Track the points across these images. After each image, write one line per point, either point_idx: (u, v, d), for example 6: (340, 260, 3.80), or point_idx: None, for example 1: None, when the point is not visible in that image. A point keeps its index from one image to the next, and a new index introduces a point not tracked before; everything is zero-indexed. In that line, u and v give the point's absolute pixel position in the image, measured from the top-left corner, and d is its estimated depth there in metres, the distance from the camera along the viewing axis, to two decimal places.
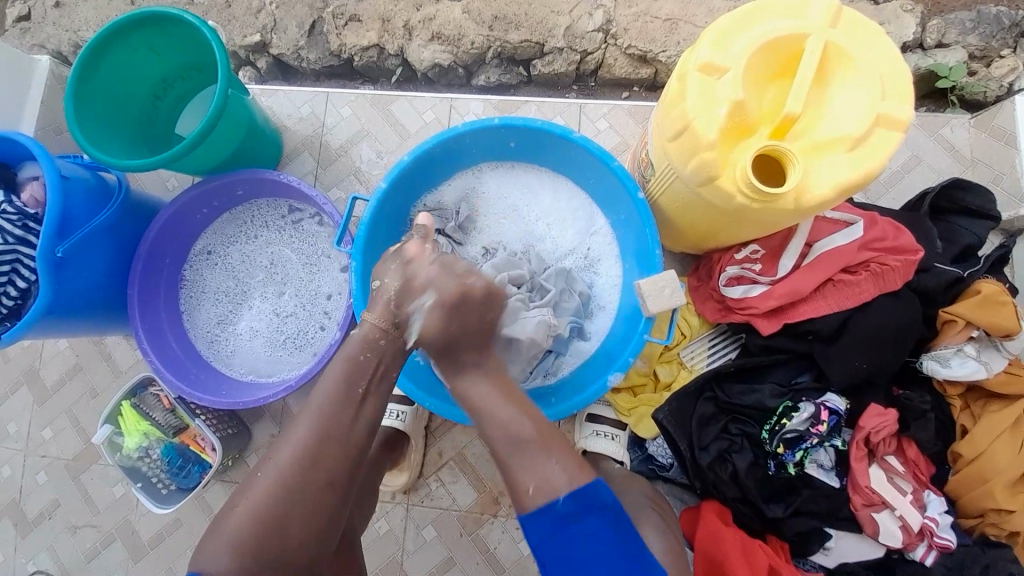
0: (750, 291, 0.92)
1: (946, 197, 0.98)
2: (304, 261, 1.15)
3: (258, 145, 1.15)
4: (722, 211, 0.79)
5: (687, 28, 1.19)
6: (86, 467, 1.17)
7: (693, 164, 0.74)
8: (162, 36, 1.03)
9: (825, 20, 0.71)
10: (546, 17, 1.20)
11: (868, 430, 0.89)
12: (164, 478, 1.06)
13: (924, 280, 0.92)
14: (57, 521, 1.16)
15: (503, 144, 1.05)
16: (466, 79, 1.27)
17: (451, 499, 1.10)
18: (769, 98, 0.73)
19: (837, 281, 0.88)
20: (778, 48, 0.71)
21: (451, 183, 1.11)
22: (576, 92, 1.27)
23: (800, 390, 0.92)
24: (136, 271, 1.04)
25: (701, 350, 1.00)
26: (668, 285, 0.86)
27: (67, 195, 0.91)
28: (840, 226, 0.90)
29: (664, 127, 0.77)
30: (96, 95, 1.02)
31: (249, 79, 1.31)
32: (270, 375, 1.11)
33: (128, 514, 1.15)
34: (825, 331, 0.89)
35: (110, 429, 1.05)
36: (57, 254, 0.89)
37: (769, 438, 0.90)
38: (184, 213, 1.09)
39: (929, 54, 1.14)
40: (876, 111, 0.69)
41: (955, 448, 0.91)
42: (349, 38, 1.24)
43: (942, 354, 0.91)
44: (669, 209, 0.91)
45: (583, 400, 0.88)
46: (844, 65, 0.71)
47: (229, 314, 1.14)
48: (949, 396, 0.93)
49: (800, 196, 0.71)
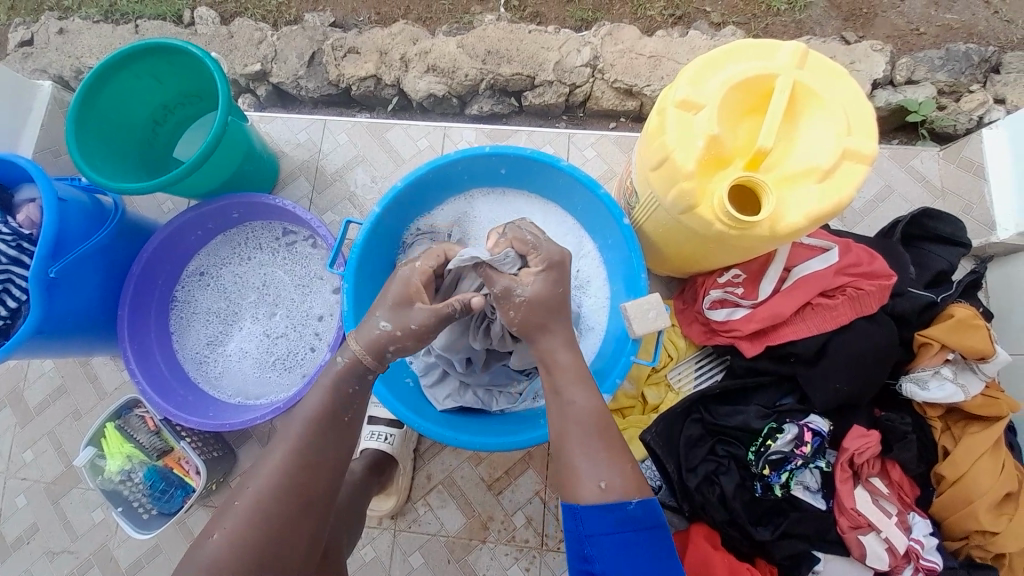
0: (733, 314, 0.95)
1: (918, 225, 1.02)
2: (296, 282, 1.16)
3: (255, 169, 1.17)
4: (702, 237, 0.82)
5: (670, 64, 1.25)
6: (64, 492, 1.14)
7: (674, 193, 0.78)
8: (165, 64, 1.07)
9: (794, 61, 0.76)
10: (536, 52, 1.27)
11: (852, 451, 0.90)
12: (145, 502, 1.03)
13: (899, 304, 0.95)
14: (32, 548, 1.12)
15: (494, 171, 1.08)
16: (459, 108, 1.32)
17: (439, 525, 1.09)
18: (743, 133, 0.77)
19: (815, 305, 0.91)
20: (751, 87, 0.76)
21: (444, 208, 1.14)
22: (565, 122, 1.32)
23: (785, 411, 0.93)
24: (127, 292, 1.04)
25: (688, 372, 1.02)
26: (653, 307, 0.89)
27: (63, 216, 0.92)
28: (816, 252, 0.94)
29: (646, 159, 0.82)
30: (98, 120, 1.05)
31: (248, 106, 1.36)
32: (258, 397, 1.10)
33: (105, 542, 1.12)
34: (806, 353, 0.92)
35: (93, 451, 1.02)
36: (49, 275, 0.89)
37: (756, 459, 0.91)
38: (178, 235, 1.10)
39: (899, 90, 1.21)
40: (842, 145, 0.74)
41: (937, 469, 0.92)
42: (348, 69, 1.29)
43: (920, 376, 0.93)
44: (654, 235, 0.94)
45: None
46: (812, 103, 0.76)
47: (219, 335, 1.14)
48: (929, 418, 0.95)
49: (775, 224, 0.75)
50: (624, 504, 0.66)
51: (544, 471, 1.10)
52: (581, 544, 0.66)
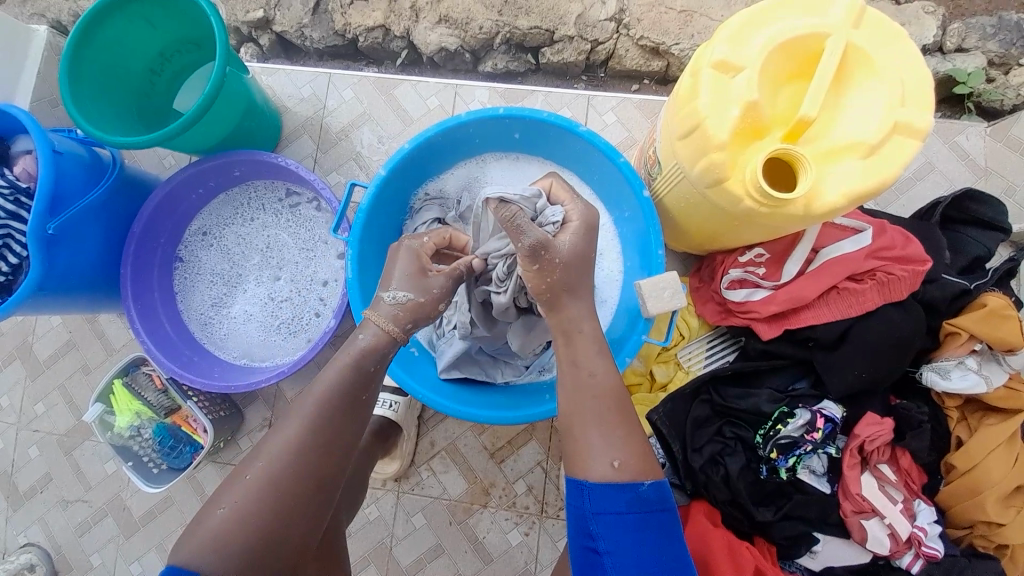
0: (752, 296, 0.91)
1: (957, 207, 0.96)
2: (300, 246, 1.13)
3: (257, 125, 1.12)
4: (729, 214, 0.77)
5: (702, 21, 1.15)
6: (78, 443, 1.17)
7: (702, 165, 0.72)
8: (161, 9, 1.00)
9: (848, 20, 0.68)
10: (557, 4, 1.17)
11: (863, 438, 0.89)
12: (155, 457, 1.06)
13: (929, 291, 0.91)
14: (49, 495, 1.16)
15: (507, 135, 1.02)
16: (472, 64, 1.24)
17: (442, 488, 1.10)
18: (784, 100, 0.70)
19: (841, 289, 0.87)
20: (797, 48, 0.69)
21: (454, 172, 1.08)
22: (584, 83, 1.24)
23: (797, 396, 0.91)
24: (130, 251, 1.02)
25: (699, 352, 0.99)
26: (669, 286, 0.85)
27: (60, 170, 0.89)
28: (849, 233, 0.88)
29: (674, 125, 0.76)
30: (93, 70, 0.99)
31: (251, 56, 1.28)
32: (263, 360, 1.10)
33: (119, 491, 1.16)
34: (826, 338, 0.88)
35: (101, 408, 1.03)
36: (48, 231, 0.88)
37: (763, 443, 0.89)
38: (179, 193, 1.07)
39: (948, 58, 1.11)
40: (894, 118, 0.67)
41: (948, 459, 0.91)
42: (354, 18, 1.20)
43: (943, 366, 0.90)
44: (675, 210, 0.89)
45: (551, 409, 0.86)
46: (863, 68, 0.69)
47: (224, 297, 1.13)
48: (947, 408, 0.92)
49: (810, 202, 0.69)
50: (636, 484, 0.62)
51: (547, 443, 1.10)
52: (586, 521, 0.63)
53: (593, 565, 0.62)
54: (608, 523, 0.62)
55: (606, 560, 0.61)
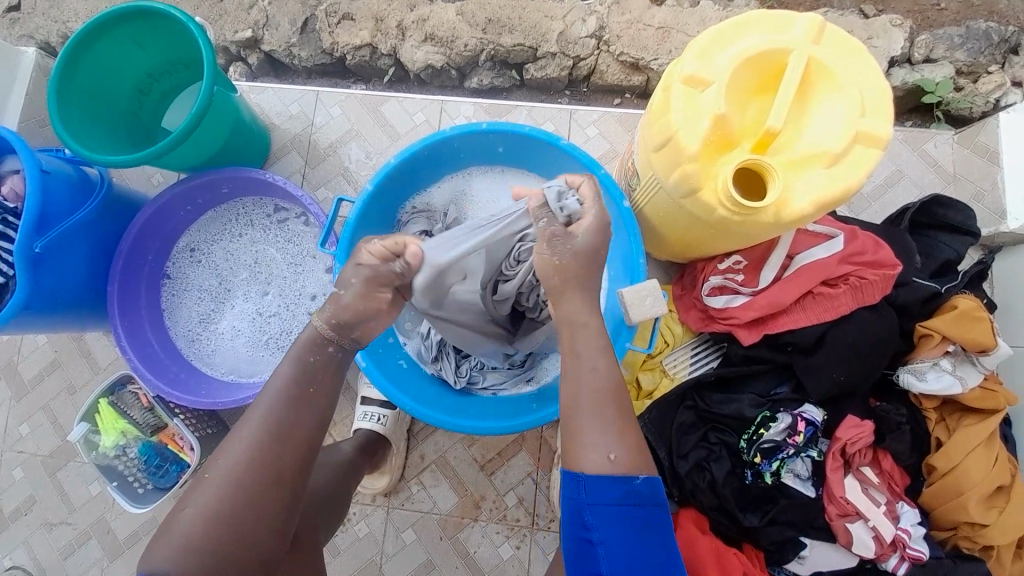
0: (732, 302, 0.93)
1: (926, 213, 0.99)
2: (288, 261, 1.14)
3: (245, 143, 1.14)
4: (704, 223, 0.79)
5: (679, 37, 1.19)
6: (63, 464, 1.15)
7: (676, 176, 0.75)
8: (150, 30, 1.02)
9: (808, 36, 0.71)
10: (539, 22, 1.20)
11: (845, 441, 0.90)
12: (140, 476, 1.05)
13: (902, 295, 0.93)
14: (34, 517, 1.14)
15: (492, 149, 1.05)
16: (458, 80, 1.27)
17: (431, 503, 1.10)
18: (752, 113, 0.73)
19: (816, 294, 0.89)
20: (762, 63, 0.72)
21: (440, 186, 1.10)
22: (568, 97, 1.27)
23: (779, 400, 0.92)
24: (117, 268, 1.03)
25: (684, 359, 1.00)
26: (650, 294, 0.87)
27: (47, 190, 0.90)
28: (821, 240, 0.91)
29: (648, 138, 0.78)
30: (82, 90, 1.01)
31: (240, 75, 1.31)
32: (251, 375, 1.10)
33: (103, 513, 1.14)
34: (804, 342, 0.90)
35: (86, 427, 1.03)
36: (34, 250, 0.88)
37: (747, 447, 0.91)
38: (168, 210, 1.08)
39: (916, 69, 1.16)
40: (856, 128, 0.70)
41: (930, 460, 0.92)
42: (342, 36, 1.23)
43: (919, 367, 0.92)
44: (654, 219, 0.91)
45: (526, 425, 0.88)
46: (825, 82, 0.72)
47: (211, 313, 1.13)
48: (925, 409, 0.94)
49: (780, 210, 0.72)
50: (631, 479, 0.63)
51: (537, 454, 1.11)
52: (581, 512, 0.64)
53: (587, 554, 0.64)
54: (602, 514, 0.63)
55: (598, 548, 0.63)
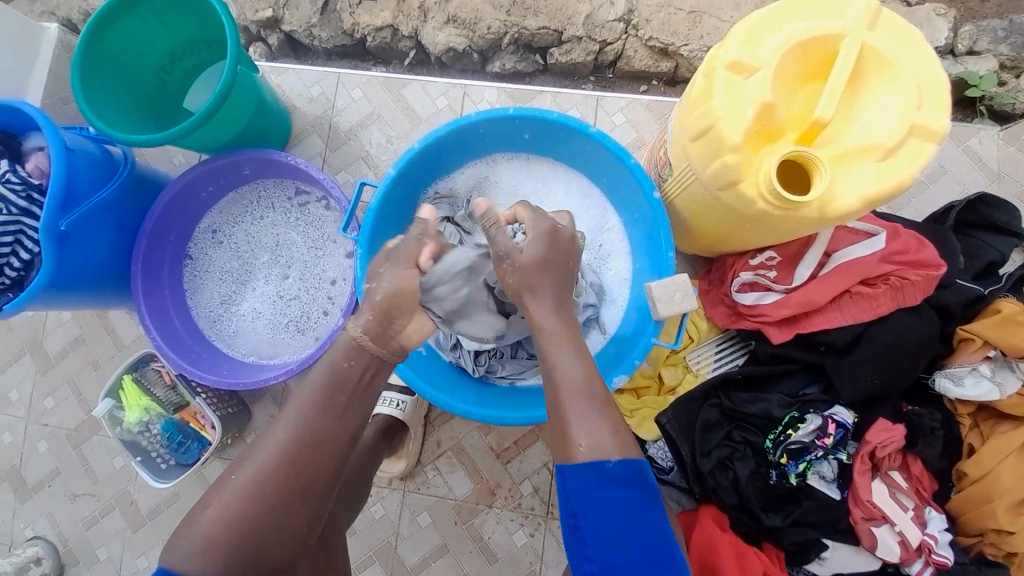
0: (763, 299, 0.90)
1: (970, 212, 0.95)
2: (309, 244, 1.13)
3: (268, 124, 1.13)
4: (741, 216, 0.75)
5: (711, 22, 1.15)
6: (86, 438, 1.18)
7: (714, 167, 0.72)
8: (175, 8, 1.00)
9: (863, 21, 0.67)
10: (566, 4, 1.16)
11: (874, 445, 0.88)
12: (163, 453, 1.07)
13: (942, 296, 0.90)
14: (57, 489, 1.17)
15: (518, 136, 1.02)
16: (480, 64, 1.23)
17: (447, 489, 1.10)
18: (799, 102, 0.69)
19: (854, 293, 0.86)
20: (812, 47, 0.68)
21: (464, 171, 1.08)
22: (592, 83, 1.23)
23: (809, 401, 0.89)
24: (140, 248, 1.03)
25: (708, 355, 0.98)
26: (680, 289, 0.84)
27: (72, 166, 0.89)
28: (861, 237, 0.87)
29: (685, 126, 0.75)
30: (107, 68, 1.00)
31: (259, 55, 1.28)
32: (272, 358, 1.10)
33: (126, 486, 1.16)
34: (839, 343, 0.87)
35: (110, 403, 1.05)
36: (60, 227, 0.88)
37: (773, 448, 0.88)
38: (189, 190, 1.07)
39: (960, 61, 1.10)
40: (910, 121, 0.66)
41: (961, 467, 0.89)
42: (363, 17, 1.21)
43: (956, 372, 0.89)
44: (685, 211, 0.88)
45: (510, 418, 0.86)
46: (880, 71, 0.68)
47: (233, 295, 1.13)
48: (958, 415, 0.91)
49: (824, 206, 0.68)
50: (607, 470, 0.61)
51: None
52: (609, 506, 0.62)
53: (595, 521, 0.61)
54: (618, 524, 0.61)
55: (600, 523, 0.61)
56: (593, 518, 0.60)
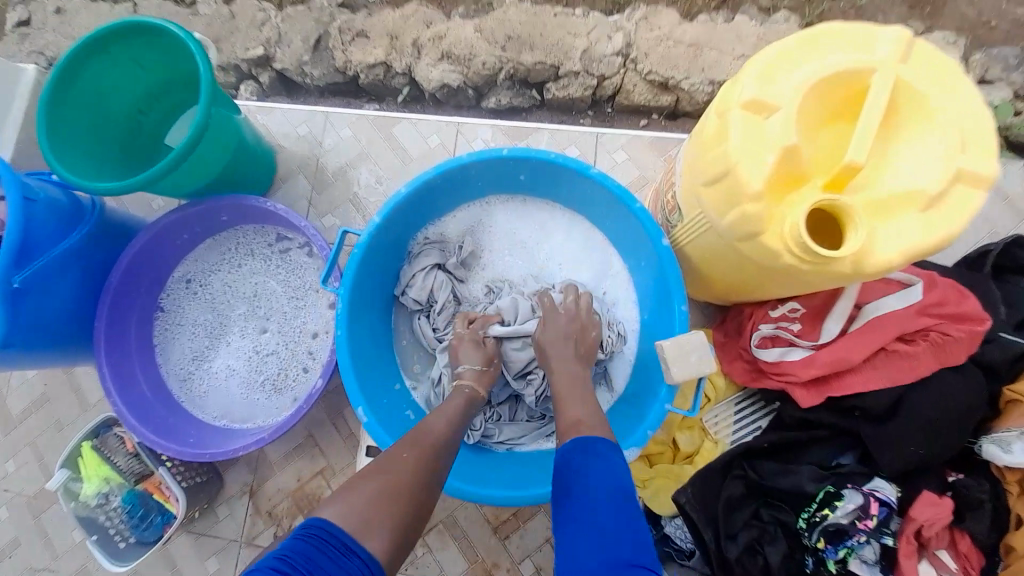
0: (788, 355, 0.81)
1: (1007, 256, 0.87)
2: (289, 294, 1.04)
3: (249, 163, 1.06)
4: (764, 269, 0.67)
5: (712, 55, 1.10)
6: (44, 508, 1.07)
7: (733, 216, 0.64)
8: (150, 48, 0.95)
9: (896, 54, 0.60)
10: (563, 39, 1.12)
11: (921, 523, 0.77)
12: (121, 529, 0.97)
13: (986, 352, 0.81)
14: (10, 566, 1.05)
15: (513, 177, 0.95)
16: (476, 100, 1.18)
17: (438, 568, 0.98)
18: (824, 145, 0.62)
19: (890, 351, 0.77)
20: (840, 85, 0.61)
21: (457, 214, 1.01)
22: (591, 118, 1.17)
23: (845, 475, 0.79)
24: (104, 303, 0.94)
25: (727, 417, 0.89)
26: (696, 349, 0.74)
27: (31, 219, 0.82)
28: (894, 288, 0.79)
29: (697, 171, 0.68)
30: (77, 112, 0.94)
31: (250, 94, 1.24)
32: (245, 421, 1.00)
33: (85, 563, 1.05)
34: (875, 407, 0.77)
35: (66, 474, 0.96)
36: (13, 285, 0.80)
37: (807, 530, 0.77)
38: (162, 239, 1.00)
39: None
40: (955, 166, 0.59)
41: (1009, 540, 0.77)
42: (355, 54, 1.16)
43: (1004, 436, 0.79)
44: (698, 259, 0.80)
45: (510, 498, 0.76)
46: (914, 110, 0.61)
47: (205, 350, 1.04)
48: (1007, 483, 0.79)
49: (860, 260, 0.60)
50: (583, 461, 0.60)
51: None
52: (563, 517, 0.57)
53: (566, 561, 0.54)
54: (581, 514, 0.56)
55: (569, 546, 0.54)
56: (575, 534, 0.54)
